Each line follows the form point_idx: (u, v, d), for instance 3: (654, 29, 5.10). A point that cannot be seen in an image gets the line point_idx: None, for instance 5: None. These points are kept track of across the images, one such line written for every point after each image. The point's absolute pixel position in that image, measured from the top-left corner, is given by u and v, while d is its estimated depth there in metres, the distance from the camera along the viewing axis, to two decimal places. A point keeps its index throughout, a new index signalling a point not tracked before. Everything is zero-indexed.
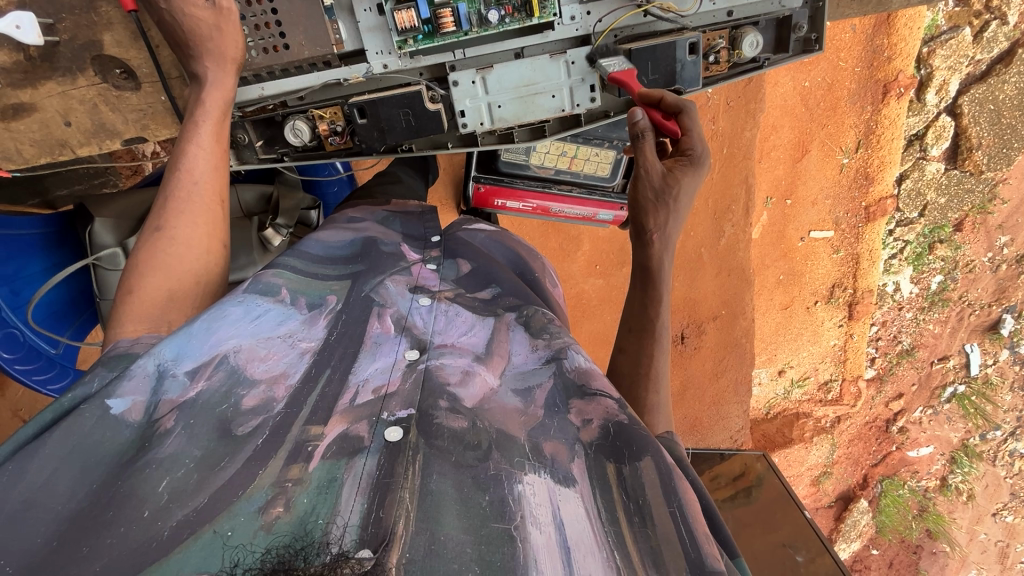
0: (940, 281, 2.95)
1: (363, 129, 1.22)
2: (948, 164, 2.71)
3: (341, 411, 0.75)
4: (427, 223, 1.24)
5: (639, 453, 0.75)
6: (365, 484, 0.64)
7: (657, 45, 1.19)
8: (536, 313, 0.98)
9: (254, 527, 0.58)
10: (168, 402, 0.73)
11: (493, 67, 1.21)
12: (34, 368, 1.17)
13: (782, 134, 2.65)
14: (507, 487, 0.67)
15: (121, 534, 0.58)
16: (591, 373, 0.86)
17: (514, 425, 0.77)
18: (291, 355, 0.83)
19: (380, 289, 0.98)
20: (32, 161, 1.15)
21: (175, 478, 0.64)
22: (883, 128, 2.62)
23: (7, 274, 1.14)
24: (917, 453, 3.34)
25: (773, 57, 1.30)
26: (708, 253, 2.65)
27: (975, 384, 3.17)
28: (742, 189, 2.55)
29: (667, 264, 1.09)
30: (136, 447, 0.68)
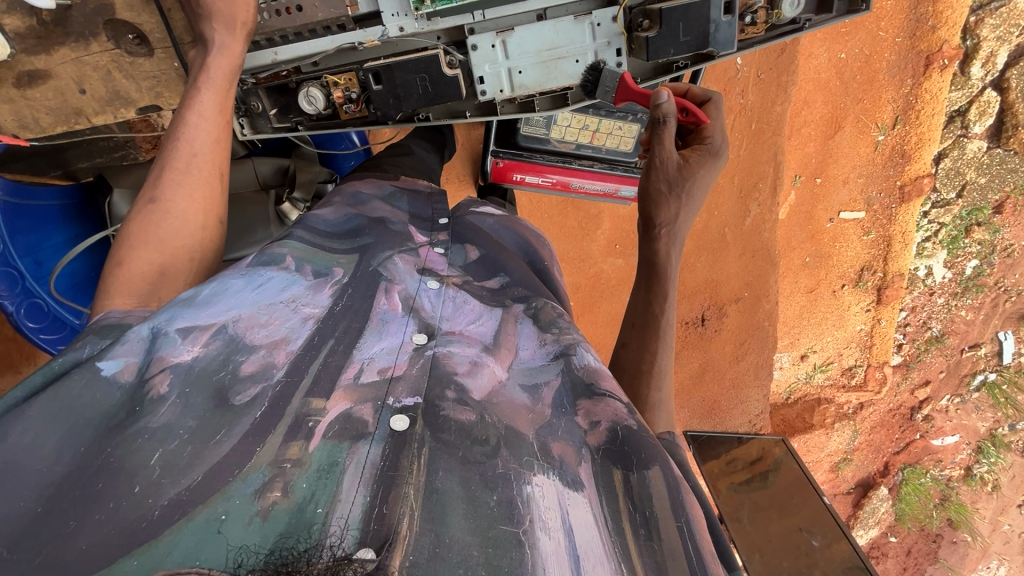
0: (975, 266, 2.83)
1: (379, 95, 1.19)
2: (990, 142, 2.56)
3: (343, 388, 0.74)
4: (433, 206, 1.21)
5: (648, 462, 0.77)
6: (367, 475, 0.62)
7: (691, 4, 1.11)
8: (545, 306, 0.98)
9: (250, 513, 0.57)
10: (161, 360, 0.72)
11: (513, 30, 1.15)
12: (58, 337, 1.19)
13: (814, 109, 2.53)
14: (515, 488, 0.66)
15: (110, 511, 0.58)
16: (598, 373, 0.87)
17: (522, 422, 0.76)
18: (292, 320, 0.83)
19: (387, 263, 0.97)
20: (49, 130, 1.15)
21: (167, 451, 0.63)
22: (923, 103, 2.49)
23: (31, 245, 1.14)
24: (941, 442, 3.26)
25: (815, 18, 1.22)
26: (732, 233, 2.57)
27: (1006, 373, 3.06)
28: (770, 166, 2.45)
29: (674, 274, 1.15)
30: (125, 410, 0.68)
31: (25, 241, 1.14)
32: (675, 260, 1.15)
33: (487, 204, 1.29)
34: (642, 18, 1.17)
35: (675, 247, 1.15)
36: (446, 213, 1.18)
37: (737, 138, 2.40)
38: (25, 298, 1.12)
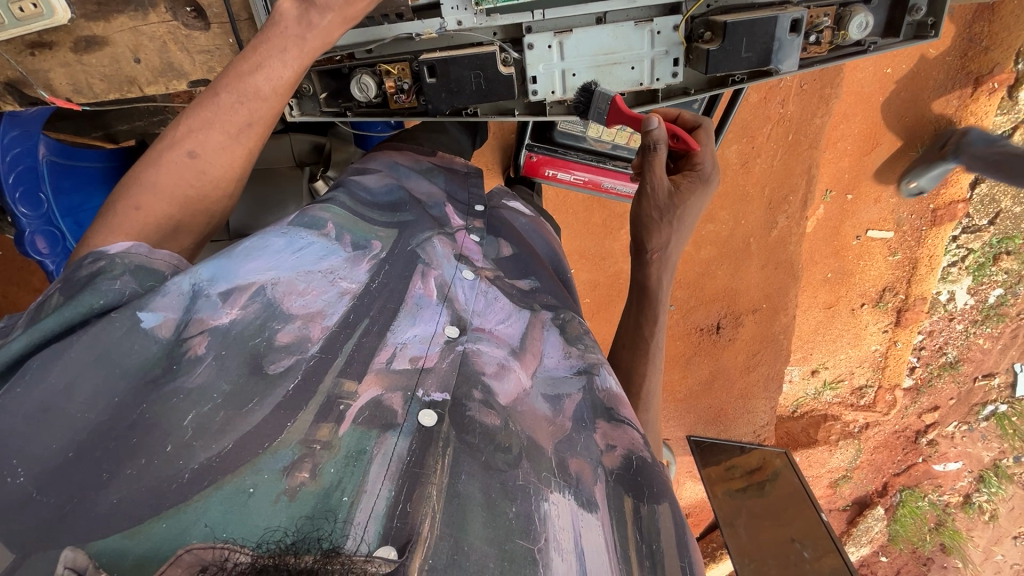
0: (999, 295, 2.78)
1: (432, 89, 1.17)
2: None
3: (375, 372, 0.74)
4: (470, 188, 1.17)
5: (659, 496, 0.77)
6: (394, 468, 0.64)
7: (757, 19, 1.08)
8: (572, 320, 0.97)
9: (277, 491, 0.59)
10: (200, 321, 0.71)
11: (572, 32, 1.14)
12: None
13: (852, 124, 2.48)
14: (534, 503, 0.67)
15: (141, 467, 0.59)
16: (619, 398, 0.87)
17: (543, 434, 0.77)
18: (330, 293, 0.82)
19: (426, 246, 0.96)
20: (101, 97, 1.15)
21: (200, 413, 0.64)
22: (967, 126, 2.43)
23: (73, 205, 1.15)
24: (943, 468, 3.24)
25: (881, 42, 1.18)
26: (757, 243, 2.54)
27: (1016, 406, 3.03)
28: (802, 179, 2.40)
29: (664, 295, 1.14)
30: (162, 365, 0.67)
31: (67, 201, 1.14)
32: (664, 283, 1.15)
33: (517, 198, 1.26)
34: (704, 29, 1.15)
35: (666, 268, 1.15)
36: (481, 199, 1.15)
37: (771, 148, 2.36)
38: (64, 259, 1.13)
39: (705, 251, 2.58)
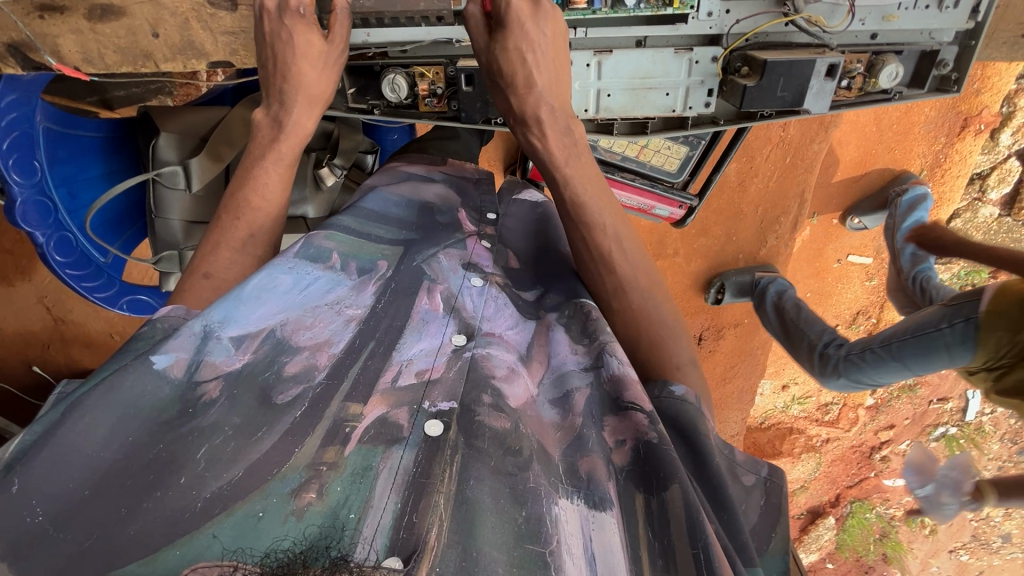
0: None
1: (467, 97, 1.17)
2: (1001, 211, 2.56)
3: (381, 392, 0.71)
4: (483, 197, 1.13)
5: (666, 481, 0.66)
6: (400, 481, 0.60)
7: (796, 60, 1.09)
8: (580, 307, 0.89)
9: (286, 513, 0.56)
10: (212, 367, 0.69)
11: (611, 52, 1.13)
12: (85, 275, 1.16)
13: (845, 150, 2.51)
14: (543, 505, 0.61)
15: (159, 500, 0.57)
16: (625, 380, 0.76)
17: (550, 441, 0.71)
18: (336, 322, 0.81)
19: (431, 263, 0.94)
20: (113, 68, 1.14)
21: (213, 446, 0.62)
22: (951, 163, 2.50)
23: (69, 174, 1.13)
24: (891, 483, 3.38)
25: (906, 92, 1.22)
26: (744, 260, 2.58)
27: (966, 428, 3.13)
28: (795, 203, 2.44)
29: (573, 172, 0.96)
30: (176, 407, 0.65)
31: (63, 170, 1.11)
32: (569, 155, 0.97)
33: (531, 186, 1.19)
34: (741, 63, 1.15)
35: (553, 138, 0.97)
36: (494, 207, 1.10)
37: (768, 169, 2.39)
38: (55, 230, 1.09)
39: (694, 265, 2.62)
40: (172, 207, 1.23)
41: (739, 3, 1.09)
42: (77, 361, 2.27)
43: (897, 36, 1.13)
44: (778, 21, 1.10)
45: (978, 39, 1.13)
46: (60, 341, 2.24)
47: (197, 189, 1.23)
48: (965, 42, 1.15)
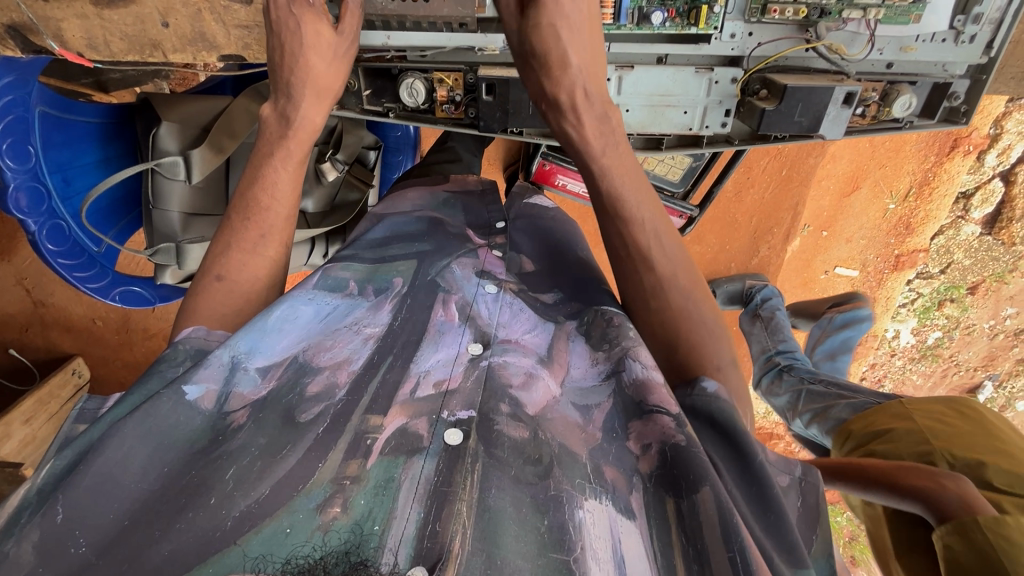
0: (938, 338, 2.44)
1: (487, 107, 1.17)
2: (983, 230, 2.19)
3: (400, 403, 0.72)
4: (489, 208, 1.11)
5: (695, 483, 0.63)
6: (422, 491, 0.61)
7: (816, 87, 1.09)
8: (597, 317, 0.85)
9: (312, 527, 0.57)
10: (239, 396, 0.71)
11: (633, 68, 1.14)
12: (77, 265, 1.14)
13: (839, 166, 2.13)
14: (566, 512, 0.61)
15: (189, 520, 0.58)
16: (648, 385, 0.72)
17: (576, 441, 0.70)
18: (354, 342, 0.81)
19: (445, 274, 0.92)
20: (118, 57, 1.11)
21: (241, 466, 0.63)
22: (938, 180, 2.11)
23: (62, 161, 1.10)
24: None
25: (917, 121, 1.23)
26: (737, 269, 2.42)
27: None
28: (790, 215, 2.25)
29: (610, 163, 0.89)
30: (209, 437, 0.67)
31: (58, 157, 1.08)
32: (605, 143, 0.90)
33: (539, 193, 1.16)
34: (759, 85, 1.16)
35: (591, 124, 0.90)
36: (503, 216, 1.08)
37: (765, 181, 2.19)
38: (48, 218, 1.07)
39: None
40: (171, 198, 1.21)
41: (762, 27, 1.11)
42: (58, 344, 2.20)
43: (912, 66, 1.16)
44: (800, 46, 1.12)
45: (989, 73, 1.13)
46: (40, 324, 2.16)
47: (197, 181, 1.20)
48: (976, 76, 1.15)
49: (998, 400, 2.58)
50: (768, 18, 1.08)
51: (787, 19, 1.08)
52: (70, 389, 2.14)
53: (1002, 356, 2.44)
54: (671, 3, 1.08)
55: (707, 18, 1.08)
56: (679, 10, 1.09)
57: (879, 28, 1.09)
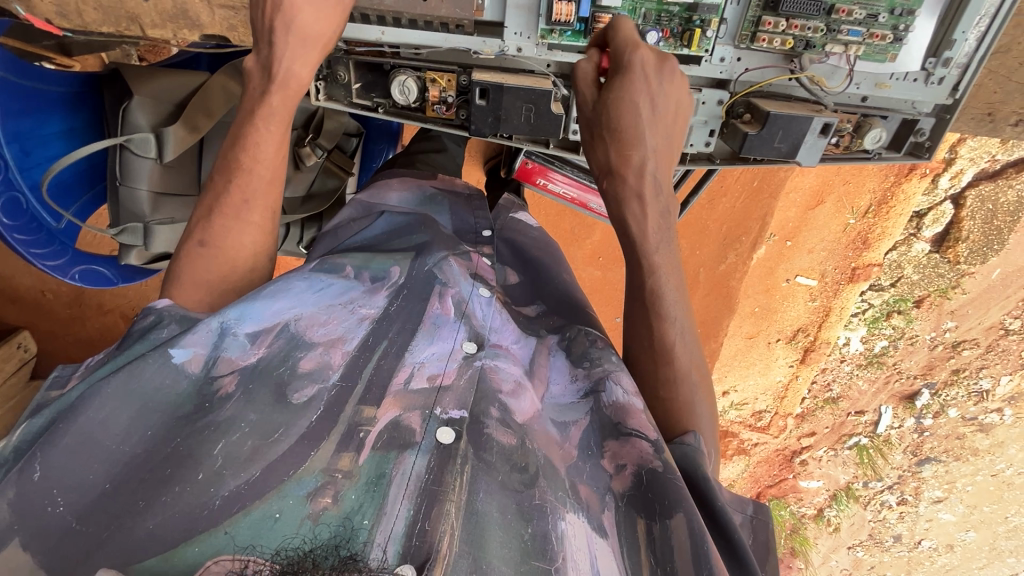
0: (884, 345, 2.56)
1: (479, 111, 1.15)
2: (931, 247, 2.29)
3: (393, 394, 0.72)
4: (476, 215, 1.09)
5: (670, 509, 0.66)
6: (413, 488, 0.61)
7: (796, 116, 1.13)
8: (581, 336, 0.87)
9: (301, 516, 0.57)
10: (228, 361, 0.69)
11: None
12: (34, 240, 1.12)
13: (807, 179, 2.20)
14: (549, 522, 0.64)
15: (175, 494, 0.58)
16: (628, 410, 0.75)
17: (556, 455, 0.72)
18: (349, 321, 0.80)
19: (442, 266, 0.91)
20: (90, 27, 1.11)
21: (230, 442, 0.63)
22: (895, 201, 2.20)
23: (22, 129, 1.09)
24: (806, 485, 3.11)
25: (884, 153, 1.29)
26: (705, 275, 2.50)
27: (876, 440, 2.85)
28: (758, 225, 2.33)
29: (660, 259, 0.90)
30: (196, 402, 0.66)
31: (14, 125, 1.07)
32: (660, 239, 0.91)
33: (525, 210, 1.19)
34: (743, 109, 1.20)
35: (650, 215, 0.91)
36: (490, 224, 1.07)
37: (736, 190, 2.26)
38: (5, 190, 1.05)
39: None
40: (141, 175, 1.16)
41: (750, 53, 1.15)
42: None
43: (884, 102, 1.22)
44: (784, 76, 1.18)
45: (953, 114, 1.20)
46: None
47: (169, 159, 1.17)
48: (940, 114, 1.22)
49: (932, 406, 2.69)
50: (756, 45, 1.12)
51: (774, 48, 1.13)
52: (14, 363, 1.98)
53: (941, 365, 2.57)
54: (665, 23, 1.12)
55: (699, 41, 1.12)
56: (673, 31, 1.12)
57: (857, 63, 1.15)
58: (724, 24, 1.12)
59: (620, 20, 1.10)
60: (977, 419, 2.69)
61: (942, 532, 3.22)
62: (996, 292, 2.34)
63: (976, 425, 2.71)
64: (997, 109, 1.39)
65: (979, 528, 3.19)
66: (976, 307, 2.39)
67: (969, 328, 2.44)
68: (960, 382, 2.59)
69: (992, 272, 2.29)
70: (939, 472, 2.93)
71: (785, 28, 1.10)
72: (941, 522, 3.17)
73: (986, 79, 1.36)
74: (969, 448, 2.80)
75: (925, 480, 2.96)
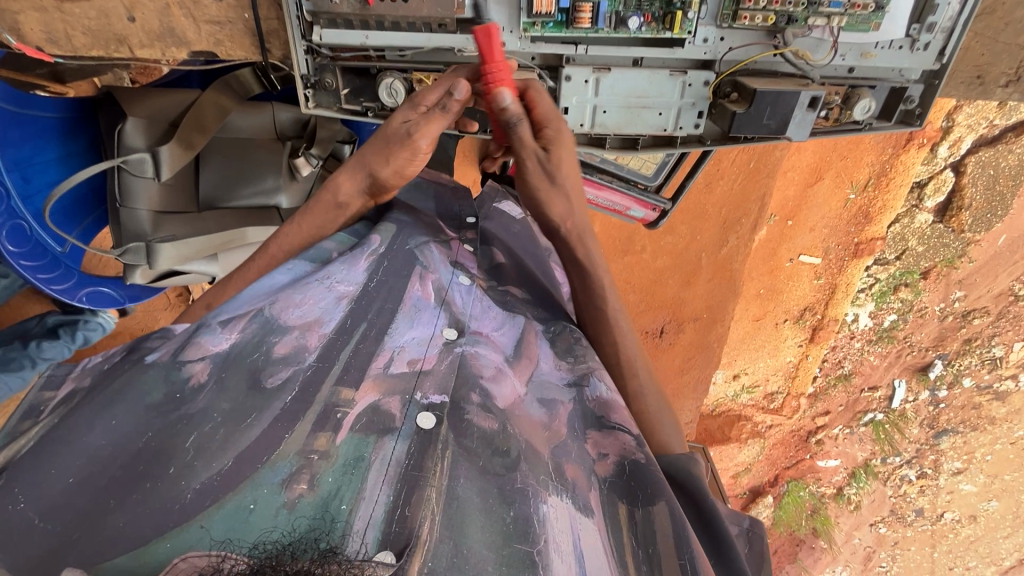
0: (893, 320, 2.55)
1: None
2: (935, 218, 2.27)
3: (372, 377, 0.69)
4: (461, 201, 1.08)
5: (653, 497, 0.73)
6: (392, 474, 0.58)
7: (783, 91, 1.13)
8: (564, 331, 0.93)
9: (277, 504, 0.53)
10: (199, 347, 0.68)
11: (610, 71, 1.18)
12: (39, 266, 1.14)
13: (802, 158, 2.20)
14: (532, 505, 0.61)
15: (148, 491, 0.55)
16: (611, 405, 0.82)
17: (540, 440, 0.72)
18: (326, 299, 0.78)
19: (424, 250, 0.90)
20: (81, 51, 1.19)
21: (202, 434, 0.60)
22: (895, 174, 2.18)
23: (18, 159, 1.10)
24: (824, 464, 3.10)
25: (875, 123, 1.29)
26: (707, 259, 2.49)
27: (892, 415, 2.84)
28: (757, 206, 2.32)
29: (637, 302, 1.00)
30: (165, 393, 0.63)
31: (13, 154, 1.09)
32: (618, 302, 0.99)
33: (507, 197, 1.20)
34: (730, 89, 1.21)
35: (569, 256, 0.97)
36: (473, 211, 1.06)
37: (733, 173, 2.26)
38: (9, 219, 1.06)
39: (659, 262, 2.52)
40: (139, 196, 1.18)
41: (733, 32, 1.15)
42: None
43: (871, 72, 1.22)
44: (769, 52, 1.17)
45: (942, 78, 1.20)
46: None
47: (166, 177, 1.18)
48: (928, 80, 1.22)
49: (945, 377, 2.67)
50: (739, 24, 1.12)
51: (756, 25, 1.13)
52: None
53: (952, 337, 2.55)
54: (647, 8, 1.11)
55: (681, 23, 1.13)
56: (654, 15, 1.12)
57: (841, 34, 1.15)
58: (703, 5, 1.12)
59: (601, 9, 1.10)
60: (992, 388, 2.68)
61: (964, 504, 3.20)
62: (1003, 259, 2.33)
63: (992, 393, 2.69)
64: (985, 71, 1.38)
65: (1001, 497, 3.16)
66: (984, 275, 2.37)
67: (979, 296, 2.42)
68: (973, 352, 2.57)
69: (998, 239, 2.28)
70: (958, 444, 2.91)
71: (767, 5, 1.10)
72: (963, 494, 3.15)
73: (970, 42, 1.36)
74: (986, 418, 2.78)
75: (943, 452, 2.95)
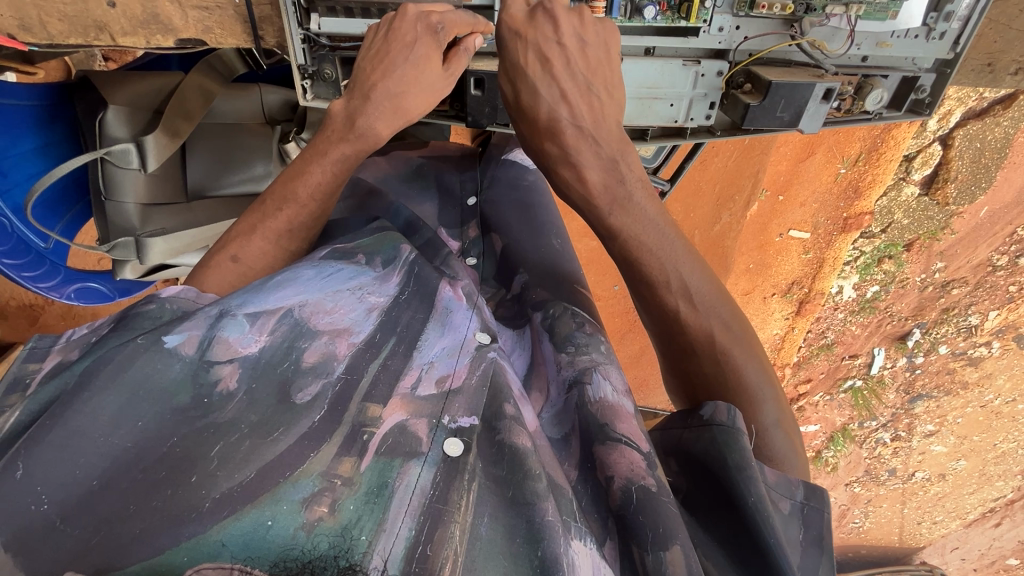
0: (875, 291, 2.59)
1: (475, 101, 1.14)
2: (921, 190, 2.28)
3: (399, 397, 0.69)
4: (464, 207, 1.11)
5: (666, 540, 0.63)
6: (416, 504, 0.58)
7: (798, 83, 1.11)
8: (563, 316, 0.91)
9: (296, 525, 0.53)
10: (226, 346, 0.64)
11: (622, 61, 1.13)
12: (22, 264, 1.12)
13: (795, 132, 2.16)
14: (561, 546, 0.59)
15: (168, 499, 0.53)
16: (615, 415, 0.76)
17: (559, 473, 0.68)
18: (357, 310, 0.77)
19: (450, 263, 0.94)
20: (57, 39, 1.11)
21: (227, 444, 0.57)
22: (886, 147, 2.15)
23: None
24: (805, 429, 3.21)
25: (886, 112, 1.28)
26: (700, 238, 2.51)
27: (870, 381, 2.93)
28: (750, 182, 2.32)
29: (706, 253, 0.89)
30: (190, 393, 0.60)
31: None
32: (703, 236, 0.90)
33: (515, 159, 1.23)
34: (743, 79, 1.17)
35: (597, 169, 0.87)
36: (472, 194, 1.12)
37: (728, 149, 2.22)
38: None
39: None
40: (126, 188, 1.13)
41: (750, 20, 1.12)
42: None
43: (884, 60, 1.21)
44: (785, 42, 1.15)
45: (953, 66, 1.20)
46: None
47: (152, 169, 1.12)
48: (940, 69, 1.22)
49: (923, 345, 2.75)
50: (756, 12, 1.09)
51: (773, 14, 1.10)
52: None
53: (931, 306, 2.62)
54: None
55: (697, 11, 1.10)
56: (670, 3, 1.10)
57: (858, 24, 1.12)
58: None
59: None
60: (966, 354, 2.77)
61: (934, 463, 3.36)
62: (983, 230, 2.38)
63: (966, 359, 2.79)
64: (996, 58, 1.37)
65: (969, 456, 3.33)
66: (964, 246, 2.42)
67: (959, 267, 2.48)
68: (950, 321, 2.65)
69: (980, 211, 2.32)
70: (931, 407, 3.03)
71: None
72: (933, 454, 3.30)
73: (985, 28, 1.34)
74: (959, 382, 2.89)
75: (918, 415, 3.07)
